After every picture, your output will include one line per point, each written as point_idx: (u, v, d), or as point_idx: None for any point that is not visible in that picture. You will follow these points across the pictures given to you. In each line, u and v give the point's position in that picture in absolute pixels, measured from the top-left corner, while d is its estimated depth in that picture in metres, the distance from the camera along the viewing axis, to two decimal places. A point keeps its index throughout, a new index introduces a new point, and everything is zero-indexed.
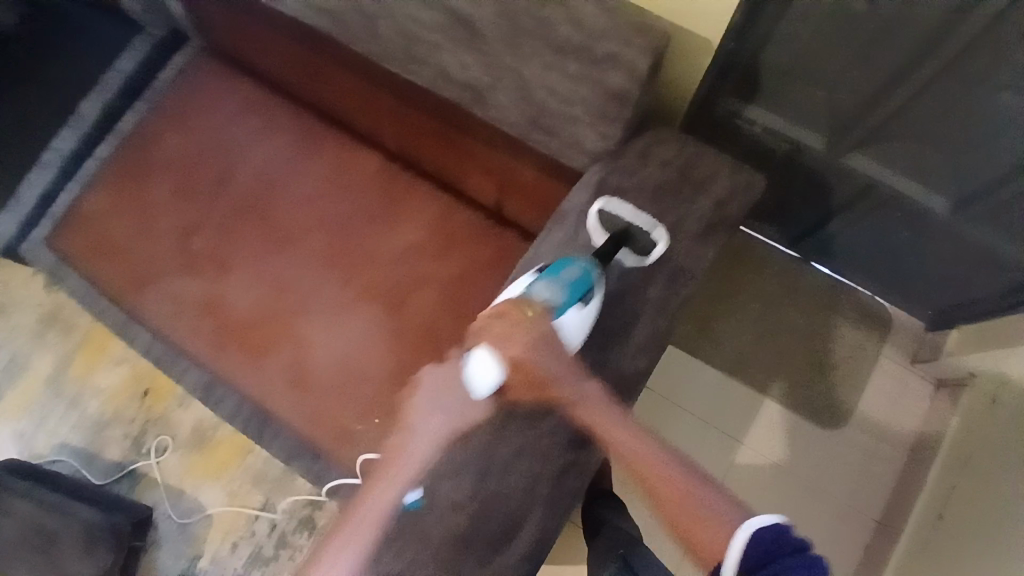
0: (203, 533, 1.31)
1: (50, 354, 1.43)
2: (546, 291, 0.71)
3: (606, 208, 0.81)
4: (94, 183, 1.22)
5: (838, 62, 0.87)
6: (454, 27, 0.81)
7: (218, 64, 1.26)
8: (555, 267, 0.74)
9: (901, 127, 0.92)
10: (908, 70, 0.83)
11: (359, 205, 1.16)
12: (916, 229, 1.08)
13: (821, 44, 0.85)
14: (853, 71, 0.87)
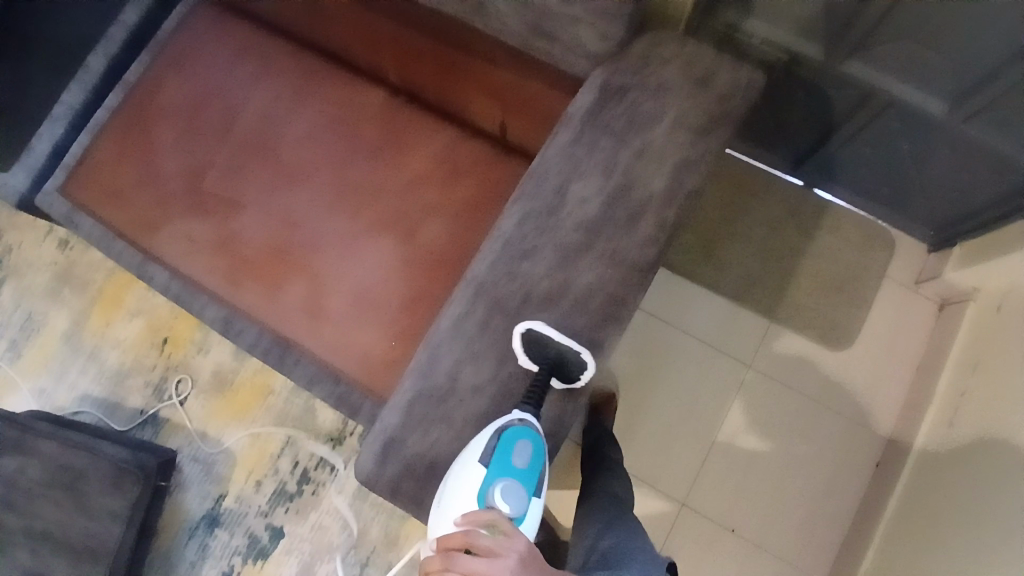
0: (228, 473, 1.35)
1: (66, 309, 1.46)
2: (508, 499, 0.71)
3: (535, 330, 0.76)
4: (102, 129, 1.24)
5: None
6: None
7: (215, 10, 1.27)
8: (508, 442, 0.72)
9: (894, 26, 0.94)
10: None
11: (364, 139, 1.18)
12: (915, 135, 1.10)
13: None
14: None
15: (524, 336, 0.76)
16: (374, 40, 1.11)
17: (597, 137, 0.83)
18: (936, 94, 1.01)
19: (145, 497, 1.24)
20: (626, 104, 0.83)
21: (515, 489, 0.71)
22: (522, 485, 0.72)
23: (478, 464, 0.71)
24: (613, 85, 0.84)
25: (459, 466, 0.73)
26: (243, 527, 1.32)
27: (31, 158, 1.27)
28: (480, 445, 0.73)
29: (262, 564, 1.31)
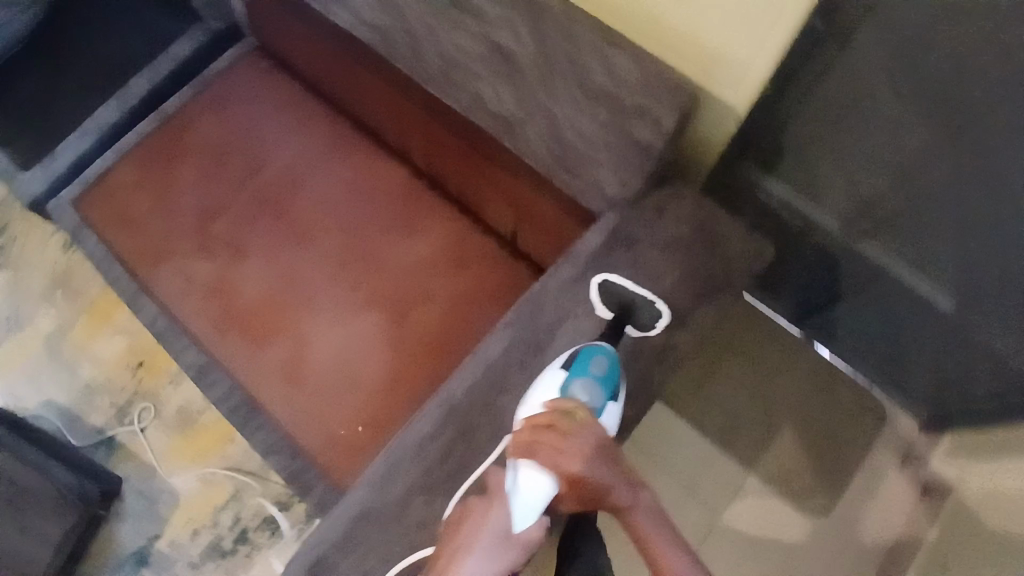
0: (168, 514, 1.30)
1: (54, 313, 1.45)
2: (585, 391, 0.73)
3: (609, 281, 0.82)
4: (129, 152, 1.26)
5: (860, 148, 0.89)
6: (494, 60, 0.83)
7: (264, 60, 1.30)
8: (590, 349, 0.76)
9: (911, 219, 0.93)
10: (924, 165, 0.84)
11: (378, 214, 1.18)
12: (919, 321, 1.08)
13: (846, 126, 0.88)
14: (873, 156, 0.89)
15: (600, 287, 0.82)
16: (402, 124, 1.11)
17: (597, 280, 0.83)
18: (944, 291, 1.00)
19: (82, 525, 1.21)
20: (631, 255, 0.83)
21: (597, 387, 0.73)
22: (601, 386, 0.73)
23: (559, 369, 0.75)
24: (625, 231, 0.84)
25: (543, 376, 0.77)
26: (169, 574, 1.27)
27: (55, 166, 1.30)
28: (565, 355, 0.77)
29: None
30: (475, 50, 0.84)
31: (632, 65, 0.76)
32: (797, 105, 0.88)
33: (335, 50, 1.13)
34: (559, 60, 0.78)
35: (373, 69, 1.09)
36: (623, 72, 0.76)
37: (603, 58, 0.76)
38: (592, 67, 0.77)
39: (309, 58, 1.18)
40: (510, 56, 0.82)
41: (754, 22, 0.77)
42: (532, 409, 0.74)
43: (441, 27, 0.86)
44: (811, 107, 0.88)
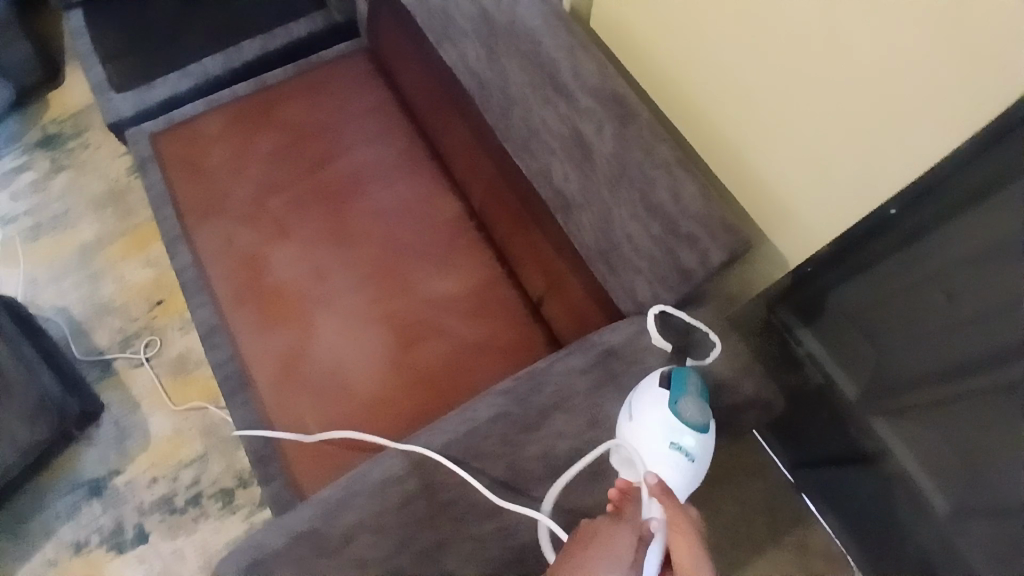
0: (135, 453, 1.33)
1: (99, 226, 1.52)
2: (696, 408, 0.72)
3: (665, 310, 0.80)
4: (220, 107, 1.33)
5: (901, 329, 0.79)
6: (572, 145, 0.86)
7: (368, 65, 1.37)
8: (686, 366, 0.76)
9: (934, 421, 0.79)
10: (959, 375, 0.71)
11: (421, 239, 1.21)
12: (924, 532, 0.91)
13: (891, 301, 0.79)
14: (913, 340, 0.78)
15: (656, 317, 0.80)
16: (472, 166, 1.15)
17: (603, 381, 0.81)
18: (938, 488, 0.83)
19: (42, 446, 1.17)
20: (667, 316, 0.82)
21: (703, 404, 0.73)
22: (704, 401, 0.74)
23: (657, 390, 0.74)
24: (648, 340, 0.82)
25: (637, 395, 0.75)
26: (116, 511, 1.29)
27: (147, 96, 1.35)
28: (659, 374, 0.76)
29: (111, 556, 1.26)
30: (557, 131, 0.87)
31: (698, 194, 0.79)
32: (847, 270, 0.82)
33: (432, 79, 1.18)
34: (633, 168, 0.82)
35: (460, 108, 1.13)
36: (687, 197, 0.79)
37: (670, 177, 0.80)
38: (660, 185, 0.80)
39: (407, 76, 1.23)
40: (588, 148, 0.85)
41: (820, 211, 0.80)
42: (643, 435, 0.71)
43: (534, 98, 0.89)
44: (862, 274, 0.81)
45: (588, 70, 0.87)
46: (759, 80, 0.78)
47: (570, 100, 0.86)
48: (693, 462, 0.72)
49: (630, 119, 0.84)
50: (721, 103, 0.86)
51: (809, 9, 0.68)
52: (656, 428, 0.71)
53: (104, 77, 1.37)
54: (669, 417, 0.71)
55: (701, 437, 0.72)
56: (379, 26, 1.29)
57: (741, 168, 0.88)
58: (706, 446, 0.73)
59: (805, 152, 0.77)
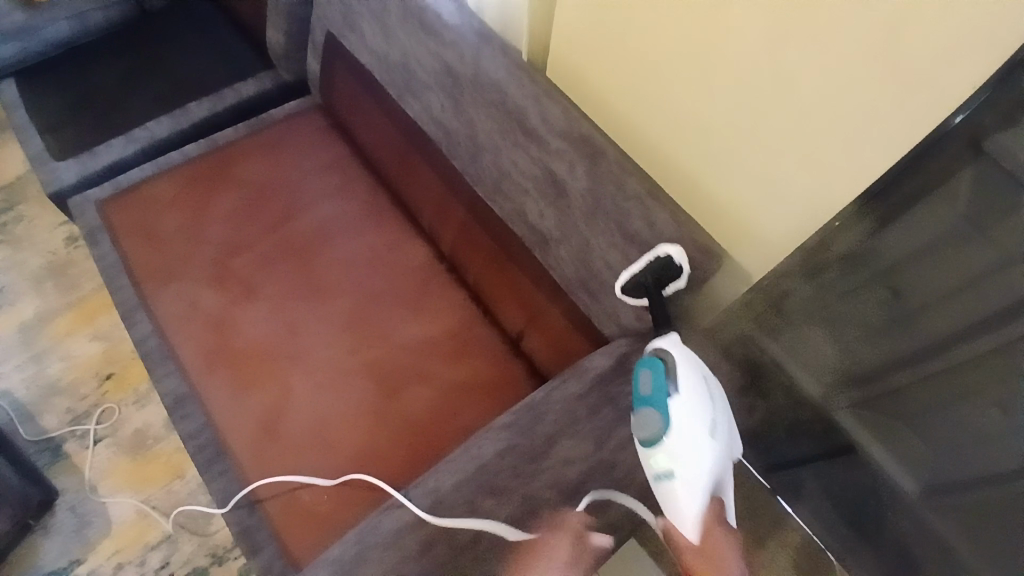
0: (97, 540, 1.23)
1: (38, 302, 1.42)
2: (645, 425, 0.71)
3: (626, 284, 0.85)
4: (169, 169, 1.30)
5: (859, 322, 0.85)
6: (546, 183, 0.92)
7: (323, 121, 1.39)
8: (636, 376, 0.74)
9: (901, 404, 0.84)
10: (931, 353, 0.76)
11: (393, 286, 1.22)
12: (893, 512, 0.94)
13: (846, 297, 0.86)
14: (870, 330, 0.84)
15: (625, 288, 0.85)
16: (440, 210, 1.17)
17: (602, 403, 0.85)
18: (909, 472, 0.88)
19: (13, 532, 1.16)
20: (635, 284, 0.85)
21: (647, 416, 0.70)
22: (652, 409, 0.70)
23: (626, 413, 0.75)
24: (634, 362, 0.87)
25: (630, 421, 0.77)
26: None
27: (91, 163, 1.30)
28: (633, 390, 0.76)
29: None
30: (531, 172, 0.93)
31: (671, 221, 0.82)
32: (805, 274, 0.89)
33: (392, 130, 1.21)
34: (608, 201, 0.86)
35: (424, 155, 1.16)
36: (661, 224, 0.83)
37: (643, 207, 0.84)
38: (634, 214, 0.84)
39: (366, 129, 1.27)
40: (562, 185, 0.90)
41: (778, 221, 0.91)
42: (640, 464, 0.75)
43: (506, 143, 0.94)
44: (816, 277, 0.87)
45: (556, 116, 0.89)
46: (710, 113, 0.88)
47: (542, 143, 0.90)
48: (684, 480, 0.70)
49: (599, 157, 0.86)
50: (679, 134, 0.95)
51: (747, 51, 0.78)
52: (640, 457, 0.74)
53: (42, 147, 1.32)
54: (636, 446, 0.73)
55: (664, 450, 0.69)
56: (333, 82, 1.31)
57: (703, 188, 0.98)
58: (685, 456, 0.69)
59: (759, 170, 0.87)
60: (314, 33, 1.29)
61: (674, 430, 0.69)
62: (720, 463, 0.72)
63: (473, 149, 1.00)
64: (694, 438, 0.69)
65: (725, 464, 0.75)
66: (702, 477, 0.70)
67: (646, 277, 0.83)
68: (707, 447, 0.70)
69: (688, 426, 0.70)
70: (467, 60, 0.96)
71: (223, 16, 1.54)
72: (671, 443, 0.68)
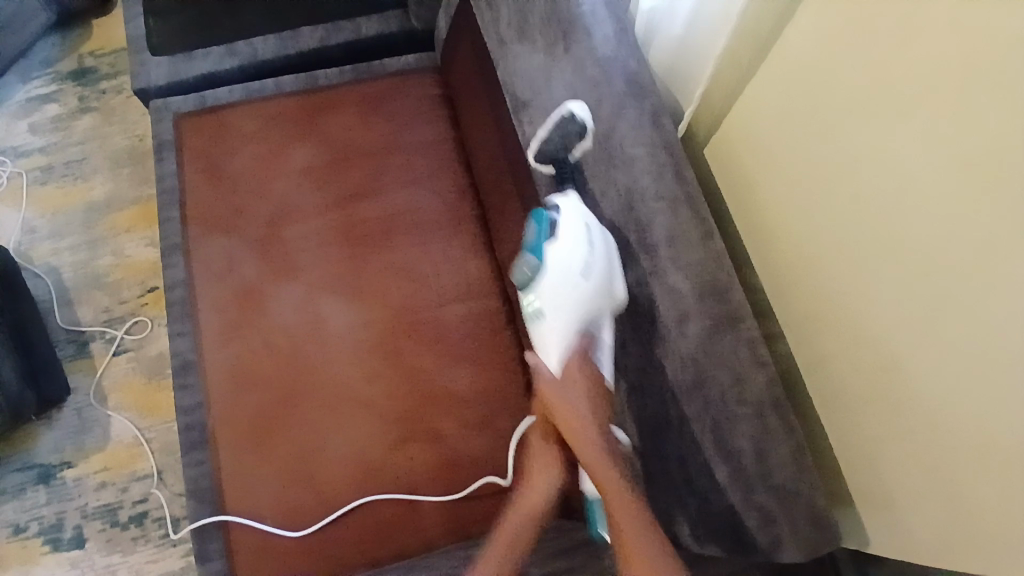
0: (90, 450, 1.20)
1: (113, 187, 1.38)
2: (523, 267, 0.64)
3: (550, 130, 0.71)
4: (260, 101, 1.18)
5: None
6: (644, 320, 0.67)
7: (435, 93, 1.20)
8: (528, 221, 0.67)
9: None
10: None
11: (441, 316, 1.05)
12: None
13: None
14: None
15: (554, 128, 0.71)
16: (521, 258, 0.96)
17: None
18: None
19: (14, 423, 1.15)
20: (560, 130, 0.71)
21: (522, 261, 0.64)
22: (528, 254, 0.64)
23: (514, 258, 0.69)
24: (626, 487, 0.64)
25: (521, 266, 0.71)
26: (59, 507, 1.17)
27: (184, 68, 1.18)
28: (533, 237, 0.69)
29: (45, 552, 1.14)
30: (633, 295, 0.68)
31: (788, 457, 0.59)
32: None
33: (497, 143, 0.99)
34: (712, 388, 0.62)
35: (522, 191, 0.94)
36: (774, 457, 0.60)
37: (758, 423, 0.60)
38: (741, 427, 0.60)
39: (472, 125, 1.05)
40: (663, 333, 0.65)
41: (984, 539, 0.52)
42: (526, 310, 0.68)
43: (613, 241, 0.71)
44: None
45: (689, 240, 0.65)
46: (946, 315, 0.51)
47: (655, 271, 0.66)
48: (551, 318, 0.63)
49: (728, 322, 0.62)
50: (872, 316, 0.58)
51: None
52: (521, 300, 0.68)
53: (143, 32, 1.21)
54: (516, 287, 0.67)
55: (534, 291, 0.63)
56: (456, 57, 1.10)
57: (871, 413, 0.61)
58: (556, 292, 0.62)
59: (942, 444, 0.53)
60: None
61: (547, 271, 0.62)
62: (592, 307, 0.63)
63: None
64: (560, 273, 0.62)
65: (604, 304, 0.65)
66: (566, 320, 0.63)
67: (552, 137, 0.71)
68: (574, 288, 0.62)
69: (565, 264, 0.62)
70: (603, 114, 0.73)
71: None
72: (543, 283, 0.62)
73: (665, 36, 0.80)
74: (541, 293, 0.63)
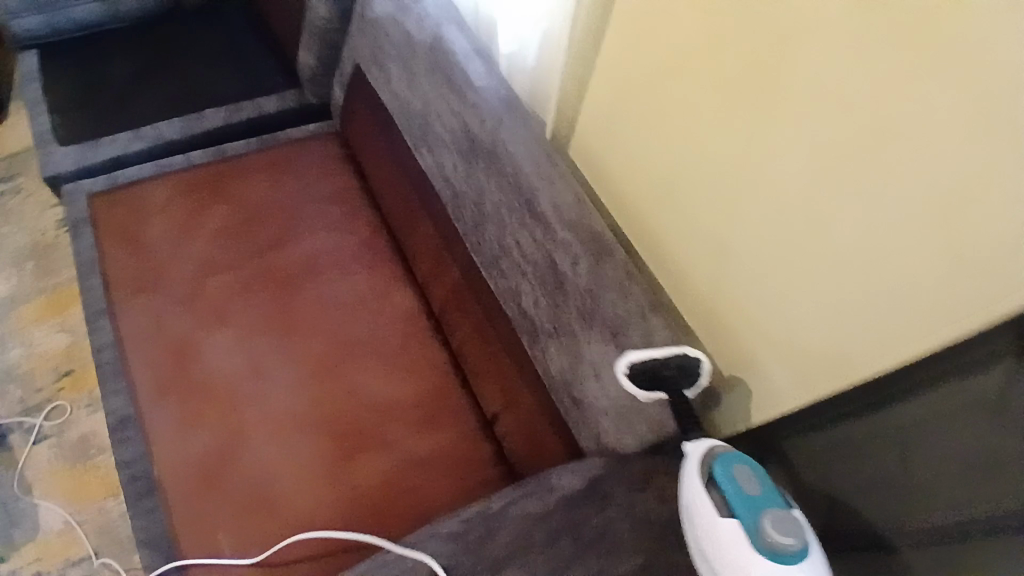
0: (19, 543, 1.13)
1: (16, 282, 1.37)
2: (781, 527, 0.59)
3: (676, 357, 0.72)
4: (172, 175, 1.27)
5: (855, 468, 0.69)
6: (545, 273, 0.83)
7: (338, 152, 1.35)
8: (726, 478, 0.64)
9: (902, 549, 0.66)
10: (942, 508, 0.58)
11: (372, 337, 1.15)
12: None
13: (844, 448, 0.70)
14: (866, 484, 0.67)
15: (675, 354, 0.73)
16: (436, 267, 1.11)
17: (563, 529, 0.74)
18: None
19: None
20: (678, 359, 0.73)
21: (781, 519, 0.59)
22: (773, 508, 0.61)
23: (727, 520, 0.61)
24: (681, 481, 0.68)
25: (701, 526, 0.63)
26: None
27: (92, 154, 1.26)
28: (711, 500, 0.64)
29: None
30: (533, 256, 0.85)
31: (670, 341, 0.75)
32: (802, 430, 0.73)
33: (401, 178, 1.16)
34: (604, 307, 0.78)
35: (429, 211, 1.10)
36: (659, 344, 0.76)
37: (643, 323, 0.76)
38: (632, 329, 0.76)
39: (377, 168, 1.21)
40: (562, 275, 0.82)
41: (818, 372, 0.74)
42: None
43: (510, 218, 0.88)
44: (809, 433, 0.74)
45: (566, 204, 0.85)
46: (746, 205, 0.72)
47: (546, 229, 0.84)
48: None
49: (605, 256, 0.81)
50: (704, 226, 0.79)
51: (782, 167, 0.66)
52: (742, 568, 0.59)
53: (48, 127, 1.28)
54: (757, 554, 0.58)
55: (807, 564, 0.58)
56: (353, 116, 1.28)
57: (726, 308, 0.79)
58: (819, 565, 0.59)
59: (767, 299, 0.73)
60: (344, 62, 1.26)
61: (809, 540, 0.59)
62: None
63: (476, 217, 0.93)
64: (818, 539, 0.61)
65: None
66: None
67: (668, 369, 0.73)
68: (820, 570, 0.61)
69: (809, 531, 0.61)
70: (485, 128, 0.93)
71: (260, 27, 1.51)
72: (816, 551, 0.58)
73: (524, 65, 1.01)
74: (811, 562, 0.58)
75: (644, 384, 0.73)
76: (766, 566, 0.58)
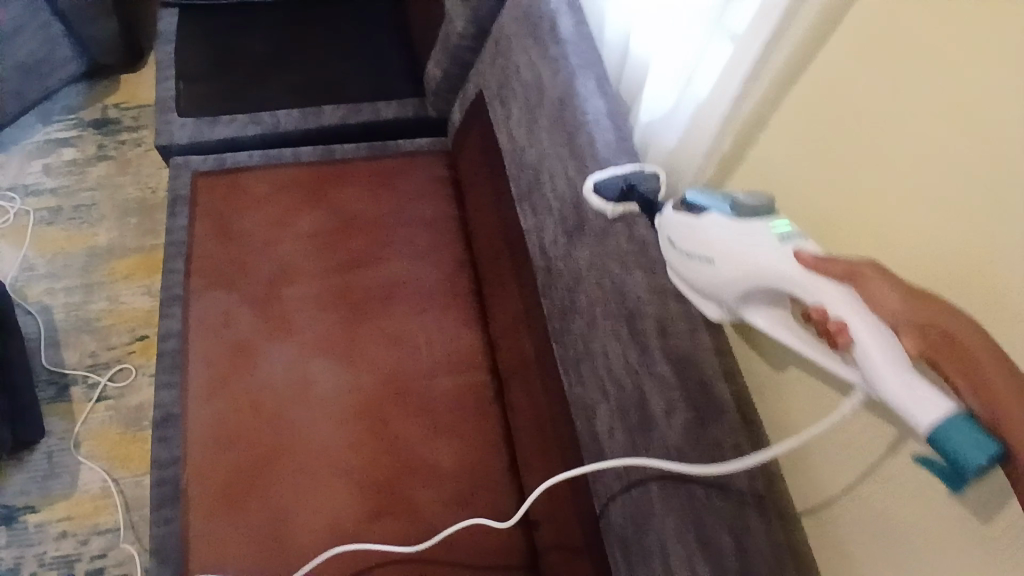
0: (55, 497, 1.18)
1: (119, 236, 1.43)
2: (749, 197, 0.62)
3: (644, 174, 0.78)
4: (276, 167, 1.24)
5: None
6: (629, 409, 0.70)
7: (443, 175, 1.27)
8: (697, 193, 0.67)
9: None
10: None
11: (429, 387, 1.06)
12: None
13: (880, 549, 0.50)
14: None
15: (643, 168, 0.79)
16: (513, 336, 1.00)
17: None
18: None
19: None
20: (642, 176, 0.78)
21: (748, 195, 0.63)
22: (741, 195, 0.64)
23: (705, 216, 0.64)
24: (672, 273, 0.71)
25: (691, 238, 0.65)
26: (18, 552, 1.14)
27: (207, 131, 1.25)
28: (689, 213, 0.66)
29: None
30: (620, 380, 0.72)
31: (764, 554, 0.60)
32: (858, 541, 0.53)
33: (498, 225, 1.06)
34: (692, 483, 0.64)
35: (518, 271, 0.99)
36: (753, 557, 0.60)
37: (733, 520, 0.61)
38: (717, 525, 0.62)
39: (478, 207, 1.12)
40: (649, 421, 0.68)
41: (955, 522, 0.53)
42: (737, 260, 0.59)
43: (605, 324, 0.74)
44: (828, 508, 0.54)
45: (677, 330, 0.69)
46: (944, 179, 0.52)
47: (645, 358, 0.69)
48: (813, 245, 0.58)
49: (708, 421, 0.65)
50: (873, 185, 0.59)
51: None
52: (737, 249, 0.59)
53: (172, 94, 1.29)
54: (738, 219, 0.60)
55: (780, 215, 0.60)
56: (465, 143, 1.19)
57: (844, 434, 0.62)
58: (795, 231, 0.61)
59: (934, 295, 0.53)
60: (470, 86, 1.16)
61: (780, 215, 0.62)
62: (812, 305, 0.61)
63: (566, 306, 0.81)
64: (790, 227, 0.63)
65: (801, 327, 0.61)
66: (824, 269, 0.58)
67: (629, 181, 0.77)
68: None
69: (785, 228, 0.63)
70: (600, 207, 0.79)
71: (396, 24, 1.45)
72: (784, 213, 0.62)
73: (664, 133, 0.86)
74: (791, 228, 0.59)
75: (613, 196, 0.77)
76: (750, 226, 0.59)
